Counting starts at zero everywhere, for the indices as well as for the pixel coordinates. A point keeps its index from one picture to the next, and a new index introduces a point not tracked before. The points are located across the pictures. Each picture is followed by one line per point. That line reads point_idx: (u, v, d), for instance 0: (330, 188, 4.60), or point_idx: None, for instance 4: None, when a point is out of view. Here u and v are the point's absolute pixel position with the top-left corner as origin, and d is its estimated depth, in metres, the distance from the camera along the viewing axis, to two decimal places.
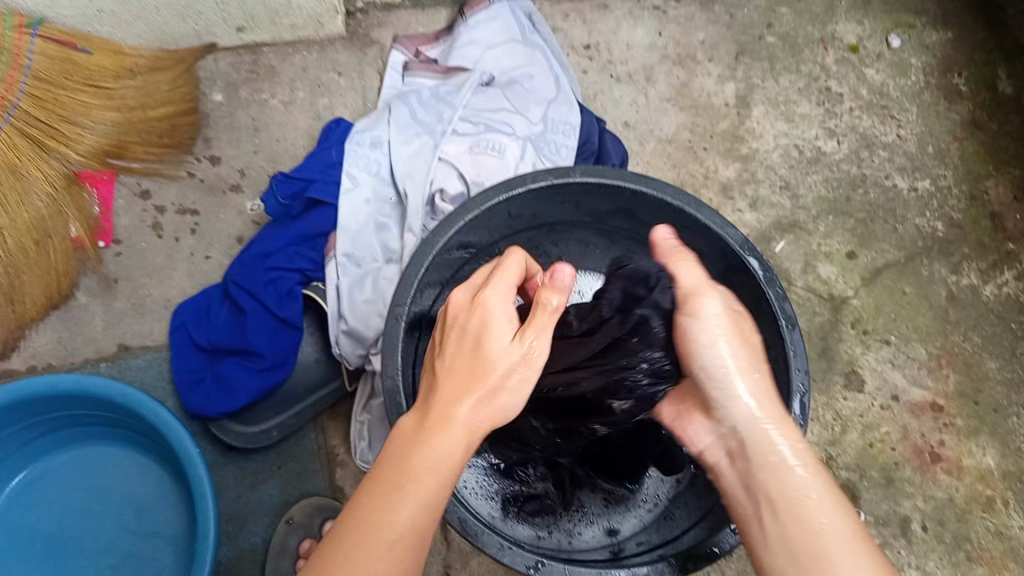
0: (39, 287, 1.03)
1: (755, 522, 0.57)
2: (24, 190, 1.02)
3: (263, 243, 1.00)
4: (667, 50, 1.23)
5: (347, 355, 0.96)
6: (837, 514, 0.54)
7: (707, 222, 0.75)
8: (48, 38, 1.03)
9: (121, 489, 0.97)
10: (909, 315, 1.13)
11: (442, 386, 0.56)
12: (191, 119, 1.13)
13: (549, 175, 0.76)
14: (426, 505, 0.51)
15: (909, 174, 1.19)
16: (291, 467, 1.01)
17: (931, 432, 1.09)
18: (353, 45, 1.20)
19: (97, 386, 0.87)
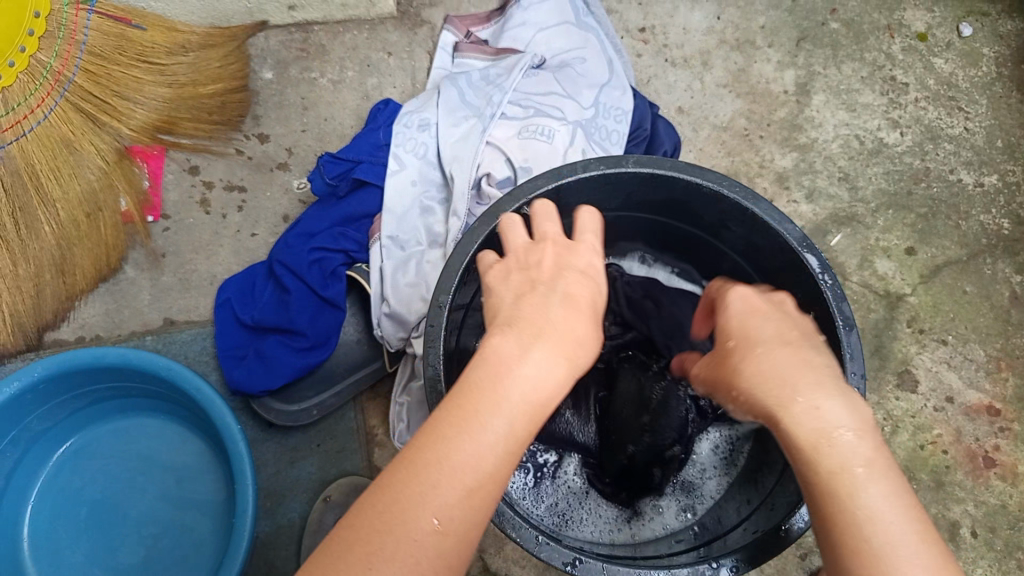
0: (89, 259, 1.04)
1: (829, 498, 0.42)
2: (76, 163, 1.03)
3: (308, 223, 1.00)
4: (725, 35, 1.19)
5: (388, 338, 0.95)
6: (885, 485, 0.41)
7: (765, 217, 0.72)
8: (104, 14, 1.03)
9: (164, 461, 0.98)
10: (968, 315, 1.08)
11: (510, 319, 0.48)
12: (241, 97, 1.13)
13: (600, 164, 0.73)
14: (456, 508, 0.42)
15: (976, 169, 1.14)
16: (330, 446, 1.00)
17: (987, 436, 1.04)
18: (404, 25, 1.18)
19: (144, 360, 0.89)
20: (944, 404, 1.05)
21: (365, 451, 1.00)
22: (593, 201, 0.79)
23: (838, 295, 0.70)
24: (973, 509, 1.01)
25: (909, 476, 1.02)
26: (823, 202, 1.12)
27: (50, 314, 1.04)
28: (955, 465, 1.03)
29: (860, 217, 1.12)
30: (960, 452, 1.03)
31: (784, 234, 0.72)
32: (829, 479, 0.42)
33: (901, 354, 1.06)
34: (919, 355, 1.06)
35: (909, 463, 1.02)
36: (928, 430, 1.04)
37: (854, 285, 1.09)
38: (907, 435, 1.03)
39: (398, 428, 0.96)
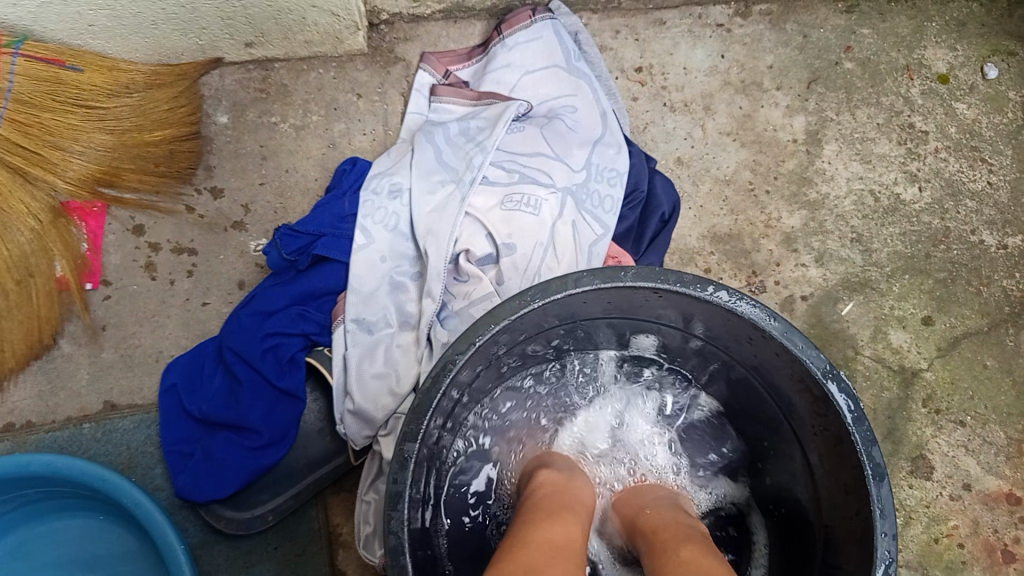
0: (19, 334, 0.93)
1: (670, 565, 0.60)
2: (5, 225, 0.94)
3: (262, 300, 0.88)
4: (729, 76, 1.08)
5: (352, 436, 0.85)
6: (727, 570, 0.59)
7: (785, 342, 0.62)
8: (33, 56, 0.93)
9: (103, 568, 0.88)
10: (988, 393, 0.99)
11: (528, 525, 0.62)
12: (193, 147, 1.01)
13: (596, 278, 0.63)
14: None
15: (999, 229, 1.05)
16: (287, 550, 0.89)
17: (1007, 527, 0.96)
18: (374, 62, 1.06)
19: (76, 471, 0.79)
20: (962, 492, 0.96)
21: (329, 555, 0.90)
22: (584, 312, 0.68)
23: (869, 437, 0.61)
24: None
25: (922, 572, 0.94)
26: (835, 266, 1.03)
27: None
28: (972, 560, 0.95)
29: (874, 283, 1.02)
30: (978, 546, 0.95)
31: (807, 363, 0.62)
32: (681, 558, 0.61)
33: (915, 437, 0.98)
34: (935, 438, 0.98)
35: (922, 558, 0.94)
36: (943, 521, 0.95)
37: (866, 360, 1.00)
38: (921, 527, 0.95)
39: (363, 532, 0.86)
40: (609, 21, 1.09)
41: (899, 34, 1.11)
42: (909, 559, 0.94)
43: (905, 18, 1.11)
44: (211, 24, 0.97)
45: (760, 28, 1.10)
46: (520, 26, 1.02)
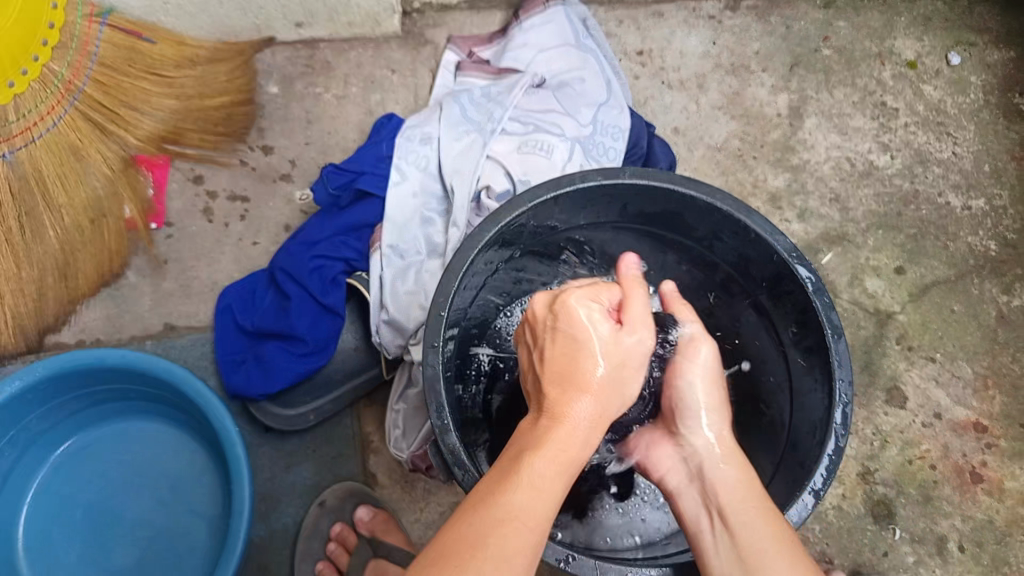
0: (92, 266, 1.07)
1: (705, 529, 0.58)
2: (83, 170, 1.05)
3: (310, 231, 1.01)
4: (720, 59, 1.22)
5: (386, 345, 0.96)
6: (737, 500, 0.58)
7: (756, 229, 0.74)
8: (117, 27, 1.05)
9: (161, 465, 0.99)
10: (956, 334, 1.09)
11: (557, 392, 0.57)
12: (248, 110, 1.16)
13: (598, 175, 0.75)
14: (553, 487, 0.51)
15: (964, 192, 1.17)
16: (326, 452, 1.02)
17: (974, 451, 1.05)
18: (408, 44, 1.21)
19: (144, 362, 0.88)
20: (933, 420, 1.06)
21: (361, 457, 1.02)
22: (590, 213, 0.82)
23: (829, 304, 0.72)
24: (960, 523, 1.02)
25: (897, 490, 1.03)
26: (815, 222, 1.15)
27: (52, 316, 1.06)
28: (943, 480, 1.04)
29: (850, 237, 1.14)
30: (948, 467, 1.05)
31: (774, 246, 0.74)
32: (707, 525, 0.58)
33: (890, 369, 1.08)
34: (908, 372, 1.08)
35: (898, 478, 1.04)
36: (916, 446, 1.05)
37: (844, 302, 1.11)
38: (896, 450, 1.05)
39: (394, 434, 0.97)
40: (613, 14, 1.23)
41: (871, 27, 1.25)
42: (886, 477, 1.03)
43: (877, 12, 1.26)
44: (269, 4, 1.12)
45: (747, 20, 1.24)
46: (536, 11, 1.17)
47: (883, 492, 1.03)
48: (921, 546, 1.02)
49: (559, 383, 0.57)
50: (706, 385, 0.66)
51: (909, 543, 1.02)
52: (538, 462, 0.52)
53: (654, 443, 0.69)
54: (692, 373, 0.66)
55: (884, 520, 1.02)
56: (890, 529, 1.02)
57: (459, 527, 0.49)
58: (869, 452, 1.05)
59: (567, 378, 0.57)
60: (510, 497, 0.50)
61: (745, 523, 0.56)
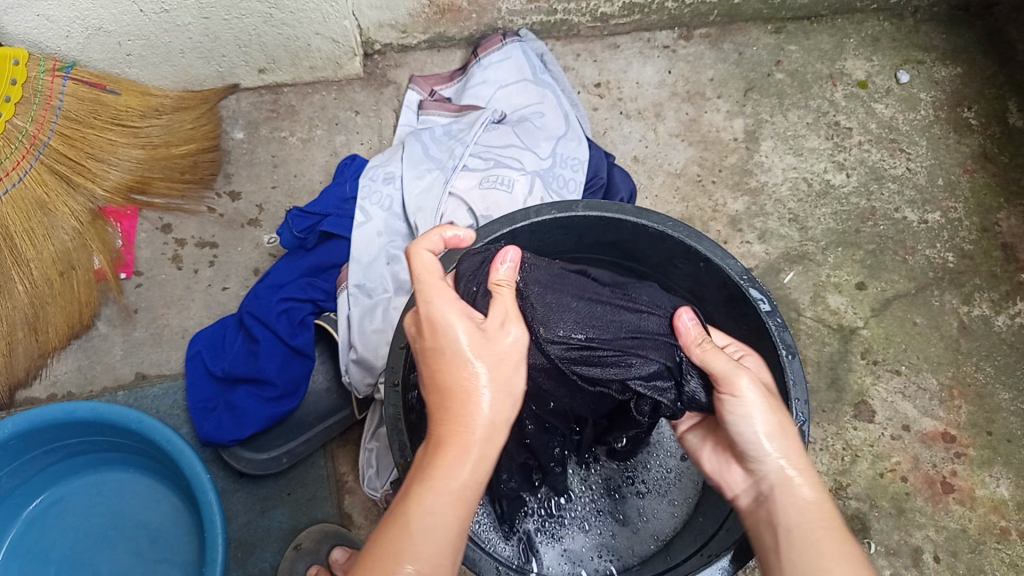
0: (61, 317, 1.06)
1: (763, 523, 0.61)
2: (50, 224, 1.06)
3: (277, 274, 1.03)
4: (676, 87, 1.25)
5: (356, 384, 0.97)
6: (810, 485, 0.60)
7: (708, 254, 0.76)
8: (79, 80, 1.08)
9: (136, 515, 0.99)
10: (919, 346, 1.11)
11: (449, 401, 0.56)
12: (212, 156, 1.17)
13: (552, 210, 0.77)
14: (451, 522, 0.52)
15: (919, 207, 1.19)
16: (300, 494, 1.02)
17: (944, 462, 1.06)
18: (370, 85, 1.24)
19: (114, 413, 0.88)
20: (902, 432, 1.08)
21: (336, 498, 1.02)
22: (548, 245, 0.83)
23: (781, 324, 0.74)
24: (934, 534, 1.03)
25: (870, 504, 1.04)
26: (776, 242, 1.17)
27: (22, 371, 1.06)
28: (915, 492, 1.05)
29: (811, 256, 1.16)
30: (918, 479, 1.06)
31: (726, 269, 0.76)
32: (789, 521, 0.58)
33: (857, 385, 1.09)
34: (874, 386, 1.09)
35: (870, 491, 1.05)
36: (887, 459, 1.06)
37: (808, 320, 1.12)
38: (867, 465, 1.06)
39: (367, 473, 0.98)
40: (570, 47, 1.27)
41: (821, 50, 1.28)
42: (858, 491, 1.05)
43: (827, 36, 1.29)
44: (231, 52, 1.14)
45: (700, 49, 1.28)
46: (493, 49, 1.20)
47: (855, 507, 1.04)
48: (897, 558, 1.02)
49: (441, 399, 0.57)
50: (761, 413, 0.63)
51: (886, 557, 1.02)
52: (433, 496, 0.52)
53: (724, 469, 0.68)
54: (745, 406, 0.63)
55: (859, 535, 1.03)
56: (866, 544, 1.02)
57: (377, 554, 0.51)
58: (840, 468, 1.06)
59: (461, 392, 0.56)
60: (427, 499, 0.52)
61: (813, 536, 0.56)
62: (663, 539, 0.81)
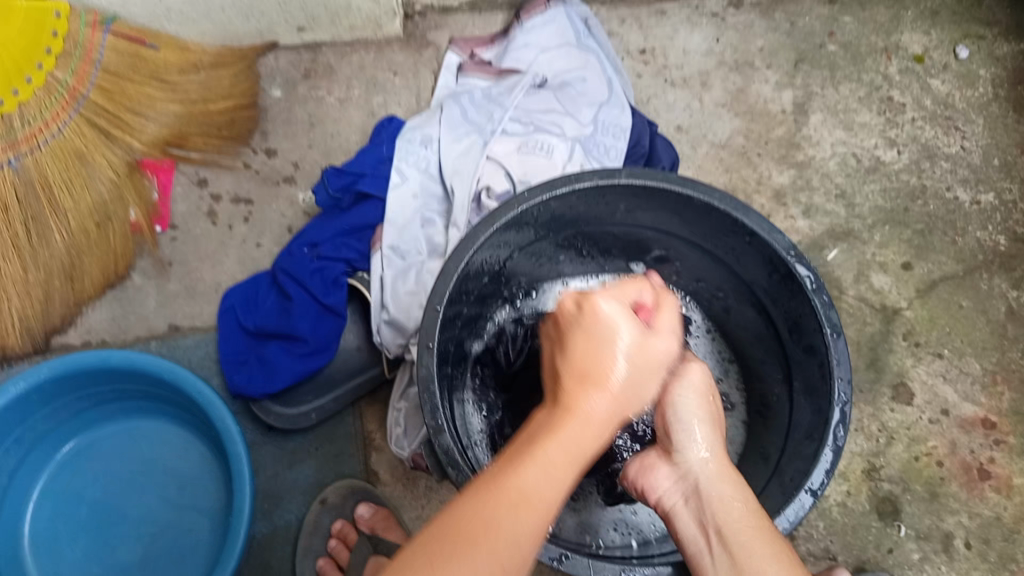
0: (97, 267, 1.07)
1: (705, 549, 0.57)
2: (88, 175, 1.06)
3: (312, 232, 1.02)
4: (724, 57, 1.22)
5: (387, 344, 0.96)
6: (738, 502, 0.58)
7: (754, 227, 0.73)
8: (120, 33, 1.07)
9: (165, 463, 1.00)
10: (965, 330, 1.08)
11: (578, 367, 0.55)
12: (251, 112, 1.16)
13: (594, 175, 0.75)
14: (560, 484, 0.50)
15: (972, 187, 1.15)
16: (328, 449, 1.02)
17: (982, 448, 1.03)
18: (410, 46, 1.22)
19: (146, 361, 0.88)
20: (940, 416, 1.05)
21: (362, 456, 1.02)
22: (587, 212, 0.81)
23: (827, 302, 0.72)
24: (967, 520, 1.00)
25: (903, 487, 1.02)
26: (821, 218, 1.14)
27: (58, 318, 1.07)
28: (950, 476, 1.02)
29: (857, 233, 1.13)
30: (955, 464, 1.03)
31: (772, 244, 0.73)
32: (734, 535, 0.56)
33: (897, 365, 1.06)
34: (915, 368, 1.06)
35: (904, 474, 1.02)
36: (923, 442, 1.03)
37: (850, 299, 1.09)
38: (902, 446, 1.03)
39: (395, 432, 0.97)
40: (616, 11, 1.23)
41: (877, 22, 1.24)
42: (892, 474, 1.02)
43: (884, 7, 1.24)
44: (270, 10, 1.13)
45: (751, 17, 1.23)
46: (538, 11, 1.16)
47: (888, 489, 1.01)
48: (927, 543, 1.00)
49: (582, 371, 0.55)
50: (696, 400, 0.63)
51: (916, 540, 1.00)
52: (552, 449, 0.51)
53: (649, 463, 0.64)
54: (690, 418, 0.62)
55: (890, 517, 1.01)
56: (896, 526, 1.00)
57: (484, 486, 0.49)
58: (875, 449, 1.03)
59: (586, 373, 0.54)
60: (522, 480, 0.49)
61: (746, 547, 0.55)
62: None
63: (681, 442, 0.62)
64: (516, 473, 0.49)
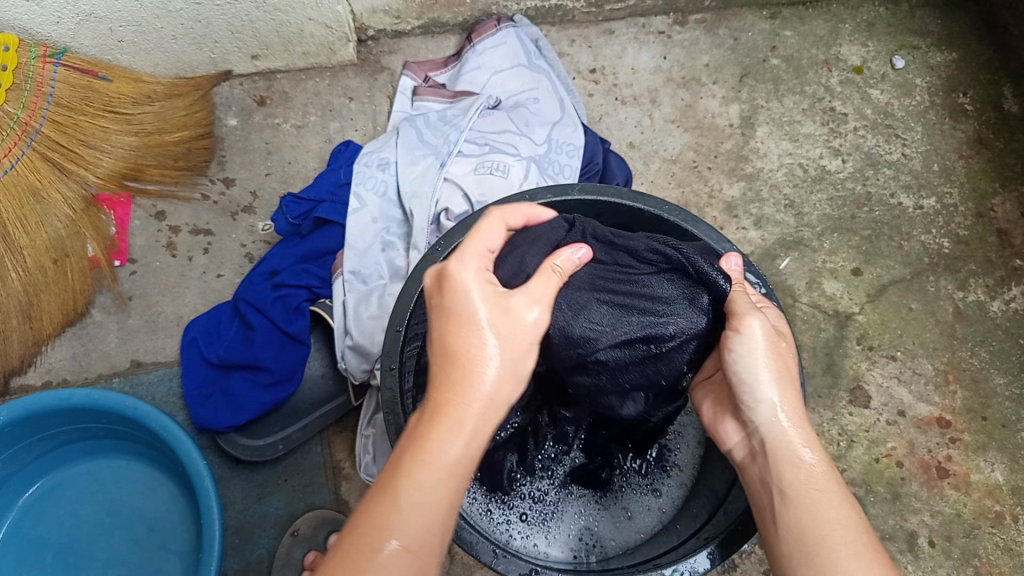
0: (55, 305, 1.06)
1: (769, 514, 0.60)
2: (44, 212, 1.06)
3: (271, 261, 1.03)
4: (672, 73, 1.25)
5: (352, 371, 0.96)
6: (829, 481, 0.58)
7: (705, 238, 0.76)
8: (70, 67, 1.07)
9: (133, 502, 0.99)
10: (915, 332, 1.12)
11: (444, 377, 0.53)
12: (206, 144, 1.16)
13: (548, 193, 0.77)
14: (409, 546, 0.48)
15: (915, 192, 1.19)
16: (297, 481, 1.02)
17: (939, 447, 1.07)
18: (364, 71, 1.23)
19: (110, 399, 0.88)
20: (897, 417, 1.08)
21: (332, 484, 1.02)
22: None
23: (777, 308, 0.74)
24: (929, 519, 1.03)
25: (865, 489, 1.04)
26: (771, 228, 1.17)
27: (17, 359, 1.05)
28: (910, 476, 1.05)
29: (806, 241, 1.16)
30: (914, 463, 1.06)
31: (722, 253, 0.76)
32: (813, 496, 0.57)
33: (852, 369, 1.10)
34: (869, 371, 1.10)
35: (865, 477, 1.05)
36: (882, 444, 1.07)
37: (803, 306, 1.13)
38: (862, 449, 1.06)
39: (363, 460, 0.97)
40: (565, 32, 1.26)
41: (817, 35, 1.28)
42: (854, 477, 1.05)
43: (822, 21, 1.29)
44: (223, 38, 1.13)
45: (696, 34, 1.27)
46: (488, 34, 1.19)
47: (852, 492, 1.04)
48: (892, 543, 1.02)
49: (447, 363, 0.54)
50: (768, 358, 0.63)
51: (881, 542, 1.02)
52: (416, 463, 0.50)
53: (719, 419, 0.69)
54: (747, 347, 0.63)
55: None
56: None
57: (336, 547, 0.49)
58: (835, 453, 1.06)
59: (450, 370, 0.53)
60: (375, 548, 0.47)
61: (811, 507, 0.57)
62: (647, 533, 0.82)
63: (748, 400, 0.63)
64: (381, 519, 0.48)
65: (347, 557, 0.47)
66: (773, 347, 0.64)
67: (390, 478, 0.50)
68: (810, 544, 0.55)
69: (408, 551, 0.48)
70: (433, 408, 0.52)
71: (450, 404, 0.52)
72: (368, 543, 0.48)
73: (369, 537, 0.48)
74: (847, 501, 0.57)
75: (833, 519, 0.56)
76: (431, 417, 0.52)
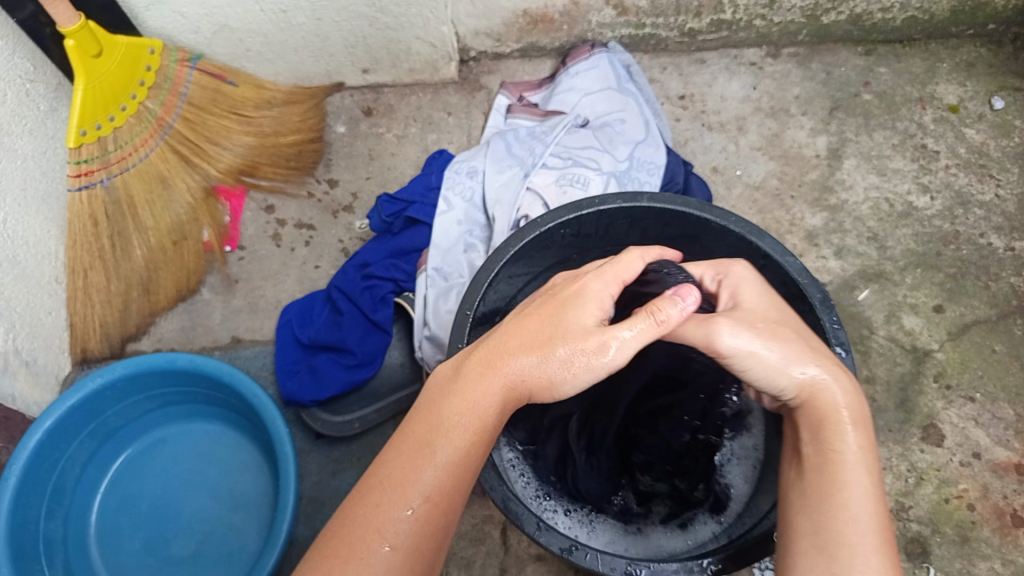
0: (171, 282, 1.17)
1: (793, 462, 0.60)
2: (169, 197, 1.17)
3: (364, 254, 1.10)
4: (760, 103, 1.27)
5: (427, 361, 1.02)
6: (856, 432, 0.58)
7: (768, 250, 0.78)
8: (204, 70, 1.19)
9: (220, 465, 1.08)
10: (996, 374, 1.09)
11: (502, 347, 0.59)
12: (316, 146, 1.26)
13: (617, 199, 0.81)
14: (423, 500, 0.55)
15: (1006, 234, 1.17)
16: (369, 460, 1.09)
17: (1015, 494, 1.03)
18: (464, 89, 1.32)
19: (208, 365, 0.97)
20: (971, 459, 1.05)
21: None
22: (615, 234, 0.87)
23: (836, 320, 0.74)
24: (1000, 566, 0.99)
25: (932, 528, 1.02)
26: (852, 259, 1.17)
27: (133, 327, 1.17)
28: (981, 520, 1.02)
29: (888, 274, 1.15)
30: (987, 508, 1.03)
31: (785, 266, 0.77)
32: (843, 457, 0.56)
33: (927, 407, 1.07)
34: (945, 410, 1.07)
35: (933, 516, 1.02)
36: (953, 484, 1.04)
37: (879, 338, 1.12)
38: (931, 488, 1.04)
39: None
40: (658, 60, 1.31)
41: (913, 73, 1.28)
42: (920, 514, 1.02)
43: (919, 60, 1.29)
44: (339, 52, 1.23)
45: (788, 67, 1.29)
46: (581, 59, 1.25)
47: (917, 530, 1.02)
48: None
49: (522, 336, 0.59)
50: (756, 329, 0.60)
51: None
52: (453, 419, 0.57)
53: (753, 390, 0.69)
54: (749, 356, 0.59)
55: (918, 558, 1.00)
56: (924, 567, 1.00)
57: (370, 484, 0.57)
58: (903, 489, 1.04)
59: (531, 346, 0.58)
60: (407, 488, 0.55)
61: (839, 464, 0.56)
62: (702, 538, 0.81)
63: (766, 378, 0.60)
64: (415, 465, 0.56)
65: (372, 497, 0.55)
66: (752, 325, 0.60)
67: (432, 424, 0.57)
68: (835, 495, 0.55)
69: (424, 497, 0.55)
70: (470, 378, 0.59)
71: (495, 364, 0.58)
72: (394, 490, 0.55)
73: (399, 482, 0.55)
74: (864, 454, 0.57)
75: (860, 480, 0.55)
76: (467, 380, 0.59)
